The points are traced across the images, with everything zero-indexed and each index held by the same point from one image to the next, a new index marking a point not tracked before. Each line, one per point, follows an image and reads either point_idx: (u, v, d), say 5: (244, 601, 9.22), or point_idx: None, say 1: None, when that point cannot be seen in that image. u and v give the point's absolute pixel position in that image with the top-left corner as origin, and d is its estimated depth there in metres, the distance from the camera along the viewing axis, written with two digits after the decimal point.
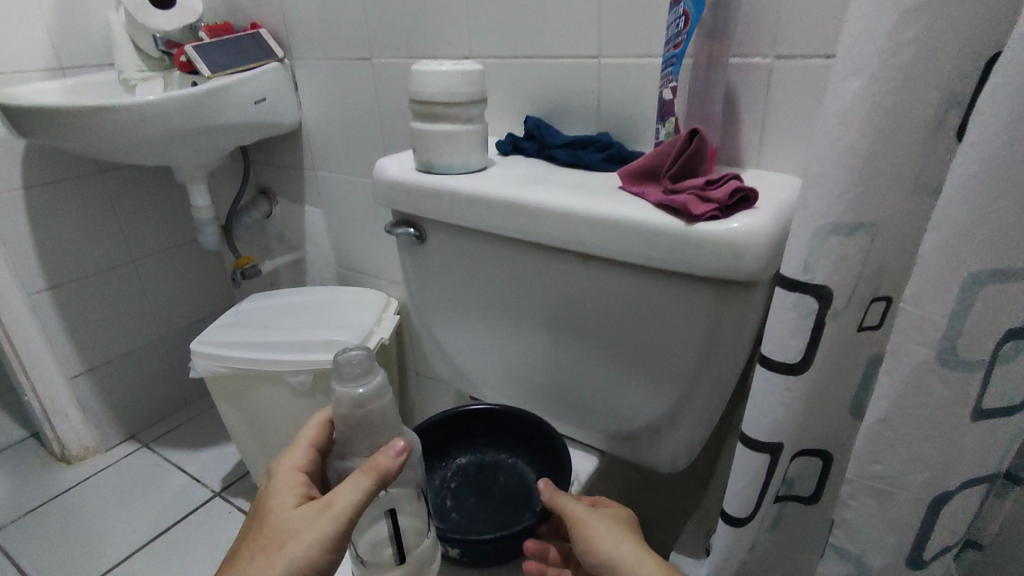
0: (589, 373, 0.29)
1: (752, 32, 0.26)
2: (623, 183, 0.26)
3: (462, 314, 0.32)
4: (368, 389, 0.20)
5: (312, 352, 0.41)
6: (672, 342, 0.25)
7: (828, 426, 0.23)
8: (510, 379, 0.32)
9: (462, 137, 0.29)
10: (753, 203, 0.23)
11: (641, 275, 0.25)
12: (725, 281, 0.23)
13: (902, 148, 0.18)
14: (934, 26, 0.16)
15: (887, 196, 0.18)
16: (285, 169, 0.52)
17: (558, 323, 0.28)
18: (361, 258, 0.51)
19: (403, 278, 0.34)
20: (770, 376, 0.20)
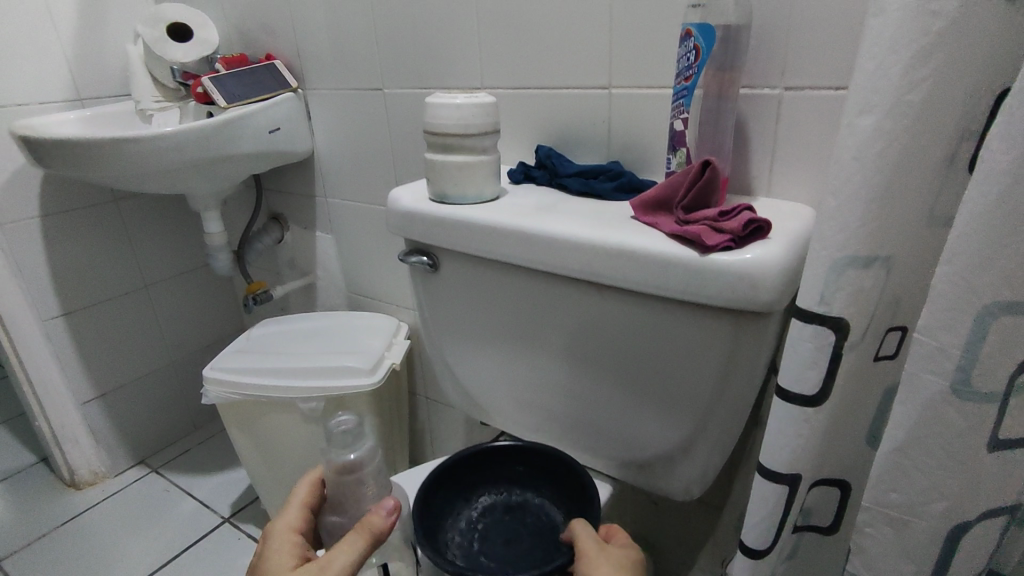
0: (602, 401, 0.29)
1: (761, 64, 0.27)
2: (636, 213, 0.27)
3: (476, 342, 0.32)
4: (359, 456, 0.23)
5: (325, 380, 0.41)
6: (687, 372, 0.26)
7: (843, 455, 0.23)
8: (523, 406, 0.32)
9: (477, 168, 0.29)
10: (766, 234, 0.23)
11: (655, 303, 0.25)
12: (740, 311, 0.23)
13: (914, 181, 0.18)
14: (945, 64, 0.16)
15: (901, 228, 0.18)
16: (297, 195, 0.52)
17: (575, 353, 0.28)
18: (371, 283, 0.51)
19: (415, 304, 0.34)
20: (787, 406, 0.20)
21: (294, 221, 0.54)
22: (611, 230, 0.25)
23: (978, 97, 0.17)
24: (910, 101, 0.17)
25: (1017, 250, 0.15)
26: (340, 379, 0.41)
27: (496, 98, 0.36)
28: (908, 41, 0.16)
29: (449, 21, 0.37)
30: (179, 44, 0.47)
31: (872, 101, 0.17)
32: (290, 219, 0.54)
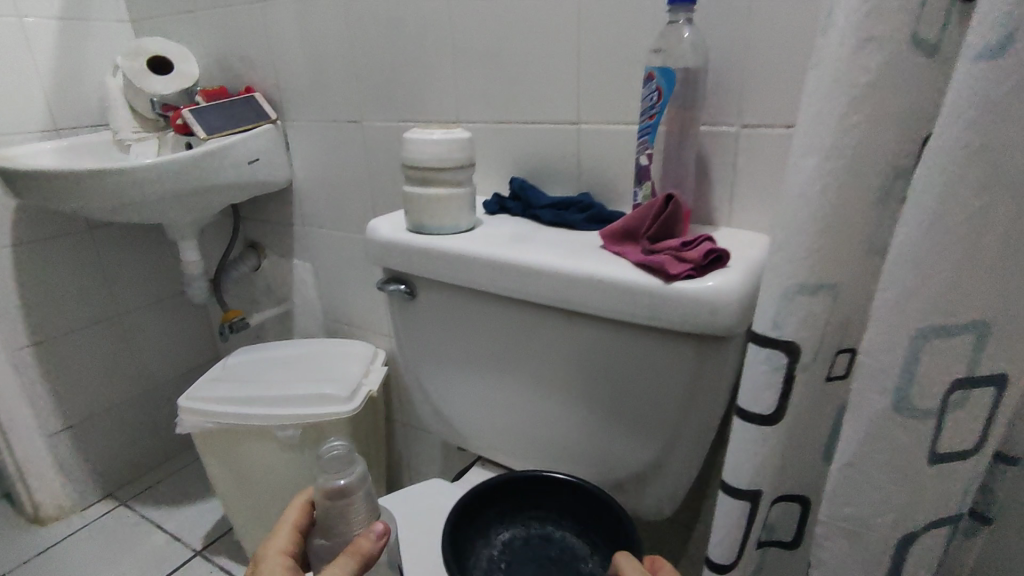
0: (577, 424, 0.30)
1: (719, 104, 0.29)
2: (606, 243, 0.28)
3: (453, 368, 0.33)
4: (349, 480, 0.23)
5: (305, 407, 0.41)
6: (656, 393, 0.27)
7: (802, 471, 0.24)
8: (500, 432, 0.33)
9: (454, 199, 0.30)
10: (726, 263, 0.25)
11: (625, 330, 0.26)
12: (704, 336, 0.24)
13: (856, 214, 0.19)
14: (878, 111, 0.18)
15: (847, 256, 0.20)
16: (276, 223, 0.53)
17: (551, 378, 0.29)
18: (349, 310, 0.52)
19: (393, 331, 0.35)
20: (749, 427, 0.22)
21: (272, 249, 0.55)
22: (584, 260, 0.27)
23: (909, 140, 0.19)
24: (846, 143, 0.18)
25: (945, 278, 0.17)
26: (320, 407, 0.41)
27: (471, 132, 0.38)
28: (845, 91, 0.18)
29: (425, 60, 0.38)
30: (160, 76, 0.48)
31: (813, 143, 0.19)
32: (268, 247, 0.55)
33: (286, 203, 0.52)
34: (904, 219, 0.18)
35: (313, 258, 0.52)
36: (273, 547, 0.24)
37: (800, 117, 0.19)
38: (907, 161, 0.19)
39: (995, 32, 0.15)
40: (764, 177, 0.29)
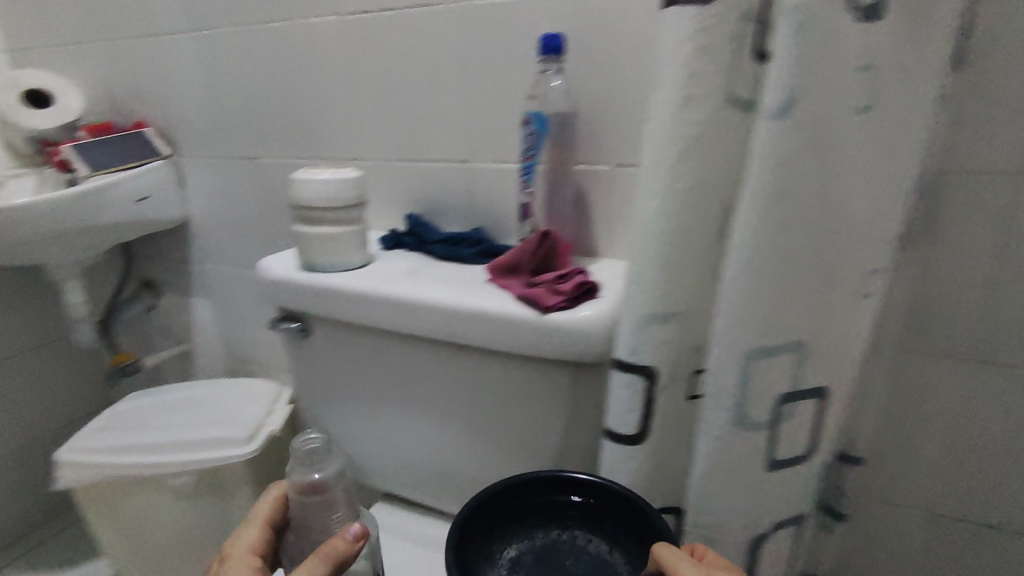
0: (470, 454, 0.32)
1: (588, 147, 0.34)
2: (492, 277, 0.30)
3: (351, 400, 0.34)
4: (324, 475, 0.25)
5: (205, 449, 0.40)
6: (542, 416, 0.29)
7: (667, 473, 0.29)
8: (404, 465, 0.34)
9: (349, 240, 0.32)
10: (596, 294, 0.28)
11: (505, 360, 0.29)
12: (579, 365, 0.27)
13: (697, 262, 0.25)
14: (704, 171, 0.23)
15: (692, 295, 0.25)
16: (168, 261, 0.52)
17: (446, 409, 0.31)
18: (248, 350, 0.51)
19: (288, 371, 0.35)
20: (620, 442, 0.27)
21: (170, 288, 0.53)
22: (472, 295, 0.28)
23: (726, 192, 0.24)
24: (678, 188, 0.23)
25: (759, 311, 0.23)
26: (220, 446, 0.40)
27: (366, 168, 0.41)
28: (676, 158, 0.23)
29: (317, 101, 0.41)
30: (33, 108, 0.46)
31: (653, 189, 0.23)
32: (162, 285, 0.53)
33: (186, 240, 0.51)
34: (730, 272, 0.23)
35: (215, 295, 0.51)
36: (246, 543, 0.27)
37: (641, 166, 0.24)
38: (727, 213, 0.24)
39: (777, 97, 0.20)
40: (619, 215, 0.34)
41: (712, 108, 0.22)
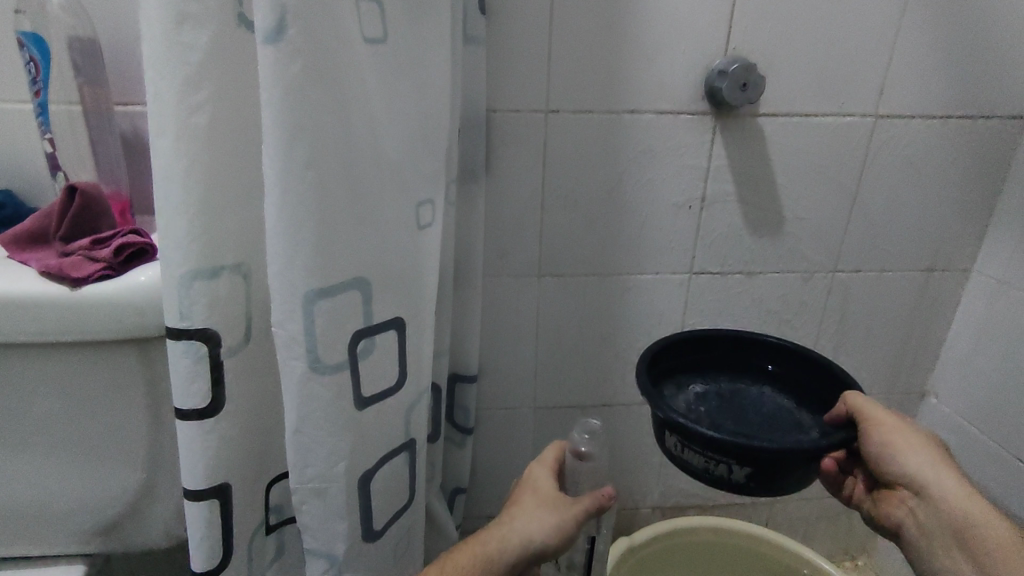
0: (324, 161, 0.52)
1: (415, 13, 0.58)
2: (319, 67, 0.49)
3: (234, 125, 0.54)
4: (587, 448, 0.55)
5: (162, 247, 0.53)
6: (365, 98, 0.55)
7: (422, 274, 0.67)
8: (281, 176, 0.50)
9: (207, 67, 0.50)
10: (381, 145, 0.58)
11: (329, 67, 0.50)
12: (366, 152, 0.57)
13: (436, 166, 0.64)
14: (444, 125, 0.63)
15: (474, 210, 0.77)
16: (99, 137, 0.70)
17: (293, 130, 0.49)
18: (196, 189, 0.52)
19: (179, 147, 0.50)
20: (639, 381, 0.58)
21: (73, 138, 0.69)
22: (326, 110, 0.51)
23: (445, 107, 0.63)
24: (435, 132, 0.63)
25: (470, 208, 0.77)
26: (172, 236, 0.52)
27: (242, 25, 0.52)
28: (440, 129, 0.63)
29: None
30: None
31: (416, 116, 0.60)
32: (67, 136, 0.69)
33: (107, 95, 0.69)
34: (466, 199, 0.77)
35: (111, 135, 0.70)
36: (540, 466, 0.58)
37: (397, 41, 0.57)
38: (443, 92, 0.62)
39: (436, 83, 0.61)
40: (423, 84, 0.60)
41: (433, 111, 0.61)
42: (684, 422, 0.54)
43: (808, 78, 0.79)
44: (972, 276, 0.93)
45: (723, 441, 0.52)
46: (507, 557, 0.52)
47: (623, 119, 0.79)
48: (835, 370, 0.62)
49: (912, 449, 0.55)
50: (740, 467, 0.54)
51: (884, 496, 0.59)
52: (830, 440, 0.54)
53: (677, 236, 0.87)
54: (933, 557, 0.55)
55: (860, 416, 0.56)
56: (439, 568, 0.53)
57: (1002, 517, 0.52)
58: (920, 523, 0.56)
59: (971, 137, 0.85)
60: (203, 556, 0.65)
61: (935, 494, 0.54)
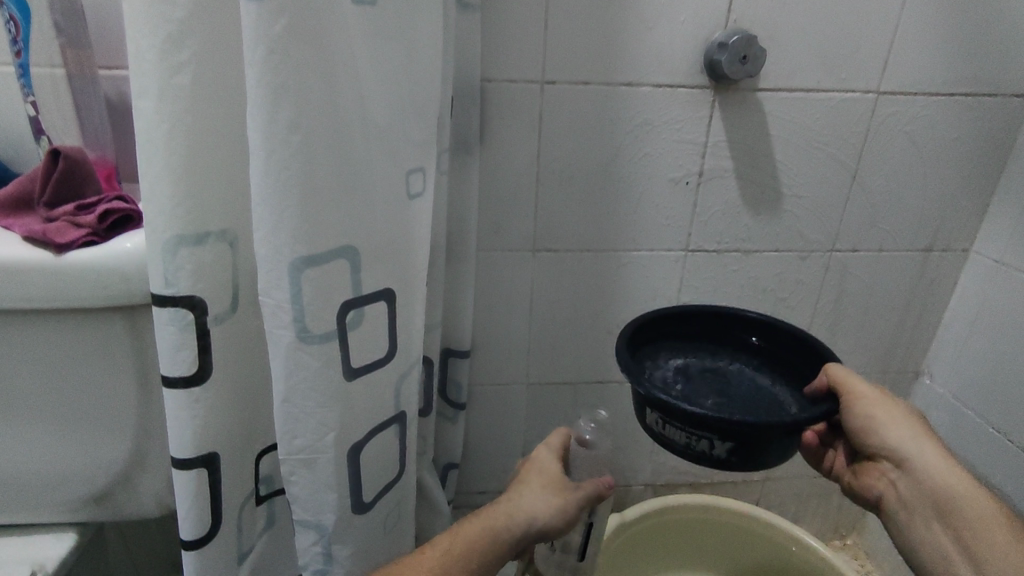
0: (311, 125, 0.51)
1: None
2: (306, 26, 0.48)
3: (220, 87, 0.52)
4: (592, 434, 0.54)
5: (145, 212, 0.52)
6: (353, 62, 0.53)
7: (411, 246, 0.66)
8: (264, 139, 0.49)
9: (191, 24, 0.47)
10: (370, 111, 0.57)
11: (316, 27, 0.49)
12: (355, 119, 0.55)
13: (425, 134, 0.63)
14: (432, 93, 0.62)
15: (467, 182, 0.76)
16: (84, 102, 0.68)
17: (277, 91, 0.48)
18: (179, 153, 0.50)
19: (162, 109, 0.48)
20: (619, 358, 0.57)
21: (57, 102, 0.67)
22: (311, 72, 0.49)
23: (435, 74, 0.61)
24: (425, 100, 0.61)
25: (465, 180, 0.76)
26: (155, 201, 0.51)
27: None
28: (430, 96, 0.61)
29: None
30: None
31: (406, 82, 0.59)
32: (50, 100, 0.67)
33: (91, 57, 0.67)
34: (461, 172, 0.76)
35: (95, 99, 0.68)
36: (542, 451, 0.57)
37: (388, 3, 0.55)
38: (432, 58, 0.60)
39: (426, 49, 0.59)
40: (414, 49, 0.58)
41: (422, 78, 0.60)
42: (665, 398, 0.53)
43: (811, 52, 0.77)
44: (970, 257, 0.92)
45: (704, 417, 0.51)
46: (512, 534, 0.51)
47: (619, 91, 0.78)
48: (812, 342, 0.62)
49: (893, 421, 0.55)
50: (723, 442, 0.53)
51: (864, 468, 0.59)
52: (811, 413, 0.54)
53: (672, 213, 0.86)
54: (911, 528, 0.55)
55: (842, 388, 0.56)
56: (448, 539, 0.53)
57: (980, 488, 0.52)
58: (899, 494, 0.55)
59: (974, 115, 0.83)
60: (191, 527, 0.64)
61: (915, 465, 0.54)
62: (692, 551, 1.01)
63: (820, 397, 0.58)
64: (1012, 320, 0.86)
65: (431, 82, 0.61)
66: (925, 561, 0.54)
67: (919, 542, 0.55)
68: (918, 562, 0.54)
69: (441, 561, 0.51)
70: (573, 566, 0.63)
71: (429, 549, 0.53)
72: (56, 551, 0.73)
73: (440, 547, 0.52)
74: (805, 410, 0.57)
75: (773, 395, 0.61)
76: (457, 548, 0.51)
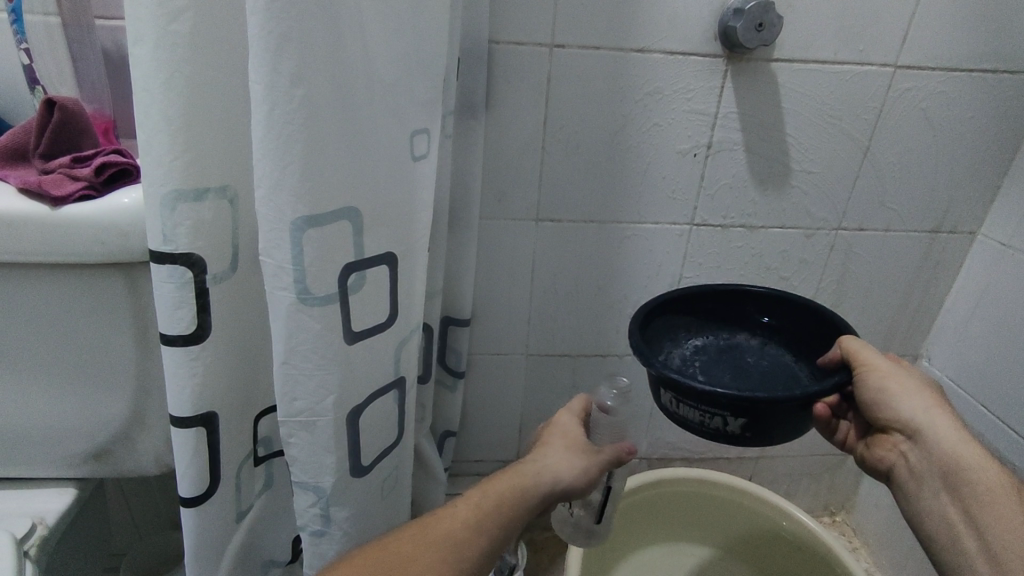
0: (314, 77, 0.49)
1: None
2: None
3: (220, 35, 0.50)
4: (615, 401, 0.53)
5: (143, 165, 0.50)
6: (358, 13, 0.51)
7: (414, 211, 0.65)
8: (267, 91, 0.48)
9: None
10: (375, 66, 0.55)
11: None
12: (358, 74, 0.53)
13: (430, 94, 0.61)
14: (440, 51, 0.60)
15: (474, 147, 0.74)
16: (82, 53, 0.66)
17: (281, 40, 0.46)
18: (177, 104, 0.49)
19: (159, 56, 0.47)
20: (631, 339, 0.58)
21: (54, 51, 0.66)
22: (315, 21, 0.47)
23: (442, 31, 0.59)
24: (431, 58, 0.59)
25: (471, 144, 0.74)
26: (154, 153, 0.50)
27: None
28: (436, 55, 0.59)
29: None
30: None
31: (413, 38, 0.57)
32: (45, 50, 0.65)
33: (87, 6, 0.64)
34: (467, 136, 0.74)
35: (92, 50, 0.65)
36: (565, 416, 0.56)
37: None
38: (440, 14, 0.58)
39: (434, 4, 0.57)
40: (422, 4, 0.56)
41: (429, 35, 0.58)
42: (677, 377, 0.53)
43: (829, 21, 0.75)
44: (977, 239, 0.91)
45: (717, 394, 0.51)
46: (539, 492, 0.51)
47: (631, 58, 0.76)
48: (824, 312, 0.62)
49: (906, 393, 0.55)
50: (736, 419, 0.53)
51: (878, 440, 0.59)
52: (822, 385, 0.54)
53: (681, 185, 0.84)
54: (920, 499, 0.55)
55: (854, 359, 0.56)
56: (478, 494, 0.52)
57: (993, 461, 0.52)
58: (910, 465, 0.55)
59: (992, 94, 0.82)
60: (190, 484, 0.64)
61: (926, 437, 0.54)
62: (685, 524, 1.02)
63: (833, 370, 0.59)
64: (1014, 304, 0.85)
65: (437, 39, 0.59)
66: (931, 532, 0.53)
67: (926, 513, 0.54)
68: (925, 533, 0.54)
69: (473, 513, 0.50)
70: (588, 529, 0.64)
71: (460, 504, 0.52)
72: (57, 504, 0.73)
73: (471, 501, 0.52)
74: (818, 382, 0.57)
75: (791, 373, 0.62)
76: (486, 504, 0.51)
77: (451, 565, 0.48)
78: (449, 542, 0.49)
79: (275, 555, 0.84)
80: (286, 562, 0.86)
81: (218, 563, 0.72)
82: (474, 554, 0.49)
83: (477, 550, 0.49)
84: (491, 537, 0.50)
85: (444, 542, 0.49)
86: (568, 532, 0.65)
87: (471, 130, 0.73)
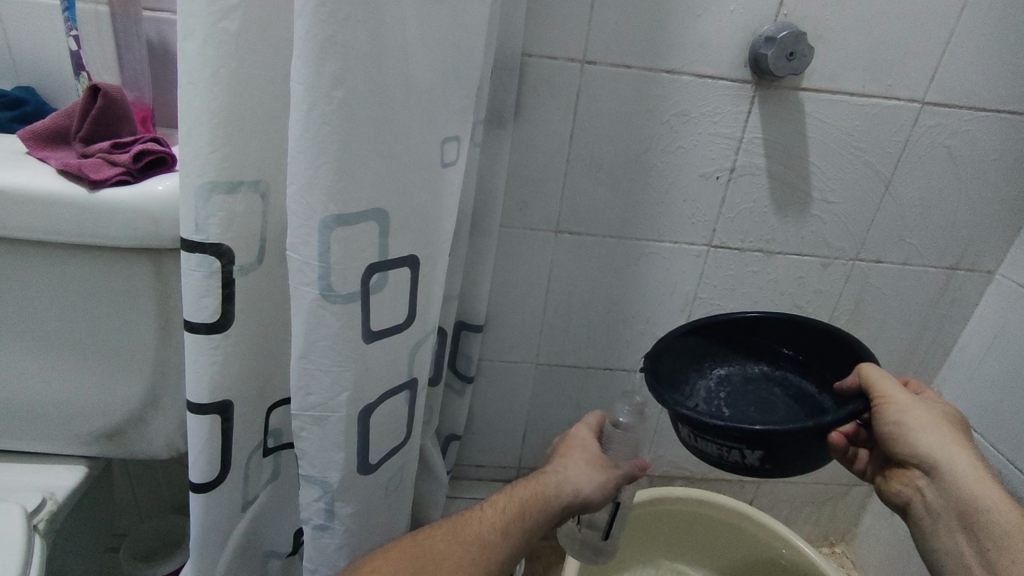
0: (353, 81, 0.50)
1: None
2: None
3: (266, 32, 0.51)
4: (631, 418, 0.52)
5: (182, 154, 0.51)
6: (398, 18, 0.52)
7: (435, 214, 0.66)
8: (307, 92, 0.49)
9: None
10: (412, 72, 0.56)
11: None
12: (396, 79, 0.54)
13: (460, 101, 0.62)
14: (473, 59, 0.61)
15: (500, 156, 0.75)
16: (127, 45, 0.67)
17: (324, 44, 0.47)
18: (218, 98, 0.50)
19: (207, 49, 0.48)
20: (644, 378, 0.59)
21: (101, 43, 0.68)
22: (358, 25, 0.48)
23: (477, 42, 0.60)
24: (464, 66, 0.60)
25: (496, 152, 0.75)
26: (193, 144, 0.51)
27: None
28: (469, 62, 0.61)
29: None
30: None
31: (449, 46, 0.58)
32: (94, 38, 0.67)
33: None
34: (494, 144, 0.75)
35: (137, 40, 0.67)
36: (581, 429, 0.56)
37: None
38: (477, 25, 0.59)
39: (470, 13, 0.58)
40: (461, 14, 0.57)
41: (463, 43, 0.59)
42: (691, 412, 0.53)
43: (859, 55, 0.76)
44: (995, 278, 0.91)
45: (731, 427, 0.52)
46: (559, 502, 0.51)
47: (660, 79, 0.76)
48: (843, 336, 0.62)
49: (924, 428, 0.55)
50: (753, 452, 0.53)
51: (895, 474, 0.60)
52: (836, 414, 0.54)
53: (701, 206, 0.85)
54: (935, 536, 0.55)
55: (872, 392, 0.56)
56: (503, 499, 0.53)
57: (1012, 502, 0.51)
58: (927, 501, 0.56)
59: (1017, 134, 0.82)
60: (200, 470, 0.65)
61: (944, 475, 0.54)
62: (684, 543, 1.02)
63: (851, 397, 0.59)
64: None
65: (472, 49, 0.60)
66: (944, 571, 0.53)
67: (942, 550, 0.54)
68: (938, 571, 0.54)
69: (495, 519, 0.51)
70: (595, 545, 0.64)
71: (485, 508, 0.53)
72: (66, 481, 0.75)
73: (496, 505, 0.52)
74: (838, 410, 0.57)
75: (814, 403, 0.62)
76: (508, 514, 0.51)
77: (476, 567, 0.49)
78: (469, 550, 0.50)
79: (275, 547, 0.85)
80: (286, 555, 0.87)
81: (221, 551, 0.73)
82: (497, 560, 0.50)
83: (498, 559, 0.50)
84: (514, 544, 0.51)
85: (471, 544, 0.50)
86: (573, 548, 0.66)
87: (496, 139, 0.74)
